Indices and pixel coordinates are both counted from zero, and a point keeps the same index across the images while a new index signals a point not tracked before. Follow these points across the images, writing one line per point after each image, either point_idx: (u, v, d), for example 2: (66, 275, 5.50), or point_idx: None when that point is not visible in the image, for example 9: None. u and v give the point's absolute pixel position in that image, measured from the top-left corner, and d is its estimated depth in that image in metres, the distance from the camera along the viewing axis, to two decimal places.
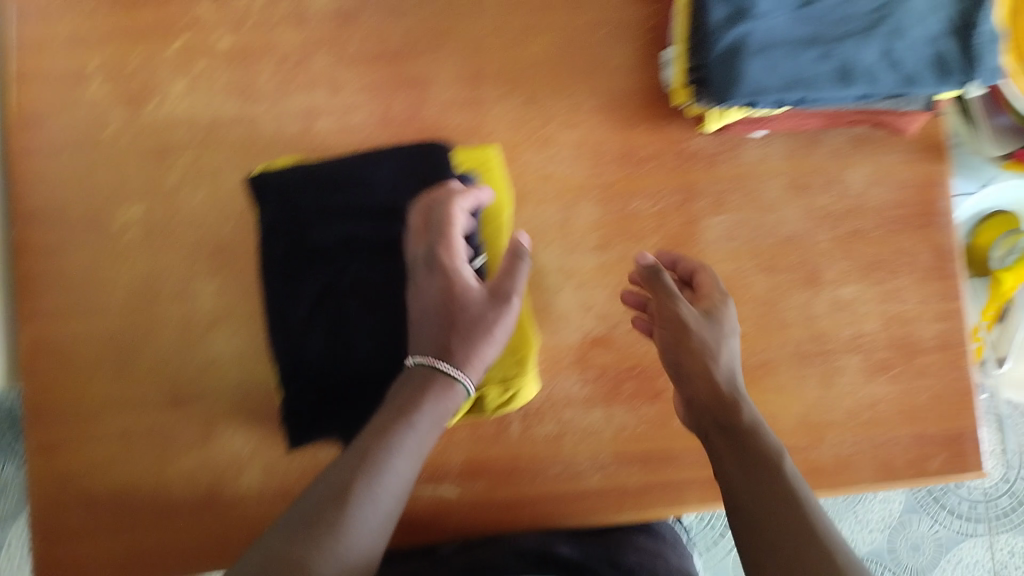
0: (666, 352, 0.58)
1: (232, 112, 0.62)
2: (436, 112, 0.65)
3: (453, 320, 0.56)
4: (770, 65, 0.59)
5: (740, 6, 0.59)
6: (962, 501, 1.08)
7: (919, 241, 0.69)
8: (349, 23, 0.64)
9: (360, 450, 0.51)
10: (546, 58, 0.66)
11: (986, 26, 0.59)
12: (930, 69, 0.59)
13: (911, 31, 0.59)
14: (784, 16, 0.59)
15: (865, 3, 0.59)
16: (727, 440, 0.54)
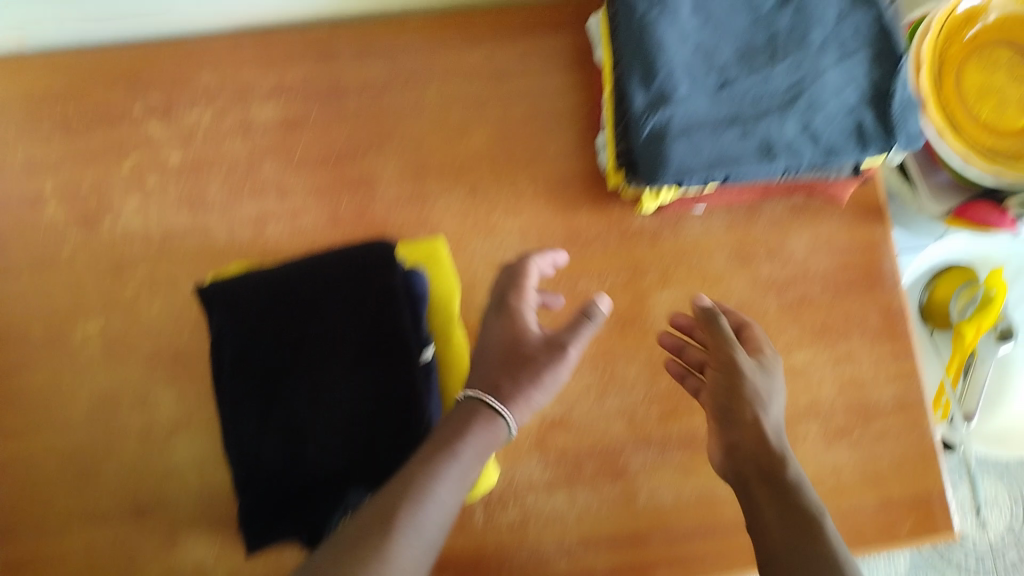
0: (715, 391, 0.56)
1: (183, 223, 0.64)
2: (383, 209, 0.67)
3: (511, 360, 0.55)
4: (694, 146, 0.61)
5: (661, 93, 0.61)
6: (968, 555, 1.05)
7: (866, 302, 0.71)
8: (294, 130, 0.67)
9: (409, 474, 0.48)
10: (488, 151, 0.69)
11: (899, 96, 0.61)
12: (850, 139, 0.61)
13: (828, 104, 0.61)
14: (704, 99, 0.62)
15: (781, 81, 0.62)
16: (769, 485, 0.50)
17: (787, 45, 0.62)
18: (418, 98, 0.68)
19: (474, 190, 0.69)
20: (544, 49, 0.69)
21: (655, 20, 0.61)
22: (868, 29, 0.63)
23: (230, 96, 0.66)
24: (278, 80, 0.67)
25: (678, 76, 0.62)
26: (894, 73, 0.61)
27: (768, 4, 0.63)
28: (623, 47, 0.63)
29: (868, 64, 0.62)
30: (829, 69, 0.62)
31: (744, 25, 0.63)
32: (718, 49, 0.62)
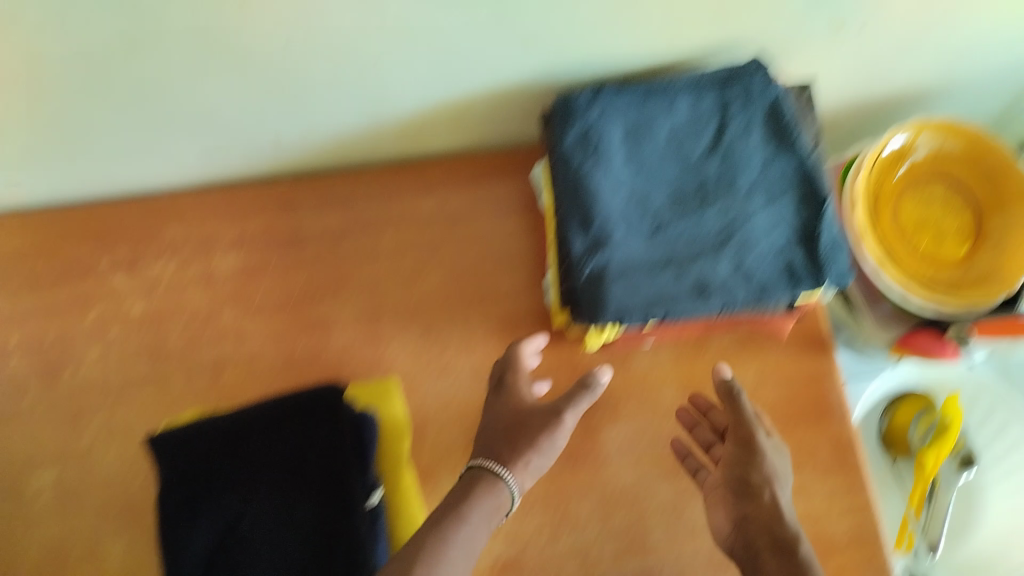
0: (733, 467, 0.63)
1: (143, 371, 0.67)
2: (338, 352, 0.69)
3: (515, 427, 0.59)
4: (632, 289, 0.62)
5: (598, 239, 0.63)
6: None
7: (815, 434, 0.73)
8: (253, 278, 0.69)
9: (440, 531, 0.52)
10: (442, 293, 0.71)
11: (828, 236, 0.63)
12: (782, 279, 0.63)
13: (759, 245, 0.63)
14: (641, 242, 0.64)
15: (713, 224, 0.64)
16: (778, 558, 0.56)
17: (717, 190, 0.65)
18: (372, 244, 0.71)
19: (428, 328, 0.70)
20: (495, 193, 0.73)
21: (589, 171, 0.64)
22: (794, 173, 0.65)
23: (193, 248, 0.69)
24: (239, 232, 0.70)
25: (614, 222, 0.64)
26: (820, 214, 0.63)
27: (698, 151, 0.65)
28: (561, 196, 0.65)
29: (796, 205, 0.64)
30: (757, 212, 0.64)
31: (675, 172, 0.65)
32: (651, 196, 0.65)
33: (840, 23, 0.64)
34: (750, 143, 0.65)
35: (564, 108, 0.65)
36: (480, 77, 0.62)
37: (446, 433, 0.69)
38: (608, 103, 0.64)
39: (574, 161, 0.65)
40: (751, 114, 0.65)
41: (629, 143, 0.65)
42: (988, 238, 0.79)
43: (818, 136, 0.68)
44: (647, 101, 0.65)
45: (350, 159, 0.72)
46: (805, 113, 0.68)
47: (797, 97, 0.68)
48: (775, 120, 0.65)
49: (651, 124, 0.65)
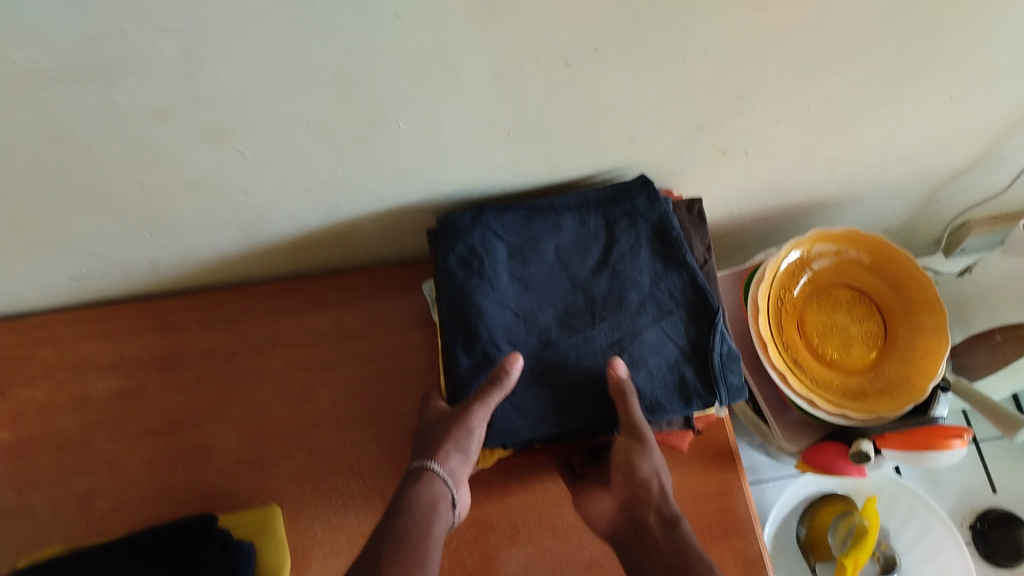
0: (619, 454, 0.60)
1: (8, 504, 0.64)
2: (217, 478, 0.66)
3: (434, 431, 0.60)
4: (518, 409, 0.60)
5: (483, 357, 0.61)
6: None
7: (723, 552, 0.71)
8: (131, 402, 0.67)
9: (397, 519, 0.53)
10: (331, 411, 0.69)
11: (718, 350, 0.62)
12: (672, 396, 0.61)
13: (648, 361, 0.62)
14: (528, 359, 0.62)
15: (602, 341, 0.62)
16: (663, 534, 0.56)
17: (606, 307, 0.63)
18: (259, 364, 0.70)
19: (315, 450, 0.68)
20: (388, 309, 0.72)
21: (474, 289, 0.62)
22: (683, 288, 0.64)
23: (68, 372, 0.67)
24: (118, 353, 0.68)
25: (501, 340, 0.62)
26: (711, 328, 0.62)
27: (585, 269, 0.65)
28: (446, 314, 0.64)
29: (686, 319, 0.63)
30: (647, 327, 0.63)
31: (563, 289, 0.64)
32: (538, 313, 0.63)
33: (721, 149, 0.64)
34: (638, 259, 0.65)
35: (447, 229, 0.64)
36: (362, 207, 0.62)
37: (332, 560, 0.64)
38: (491, 223, 0.64)
39: (458, 280, 0.63)
40: (636, 232, 0.65)
41: (515, 262, 0.64)
42: (893, 346, 0.80)
43: (706, 251, 0.68)
44: (530, 221, 0.65)
45: (240, 277, 0.71)
46: (693, 232, 0.68)
47: (685, 215, 0.69)
48: (662, 237, 0.65)
49: (536, 243, 0.65)
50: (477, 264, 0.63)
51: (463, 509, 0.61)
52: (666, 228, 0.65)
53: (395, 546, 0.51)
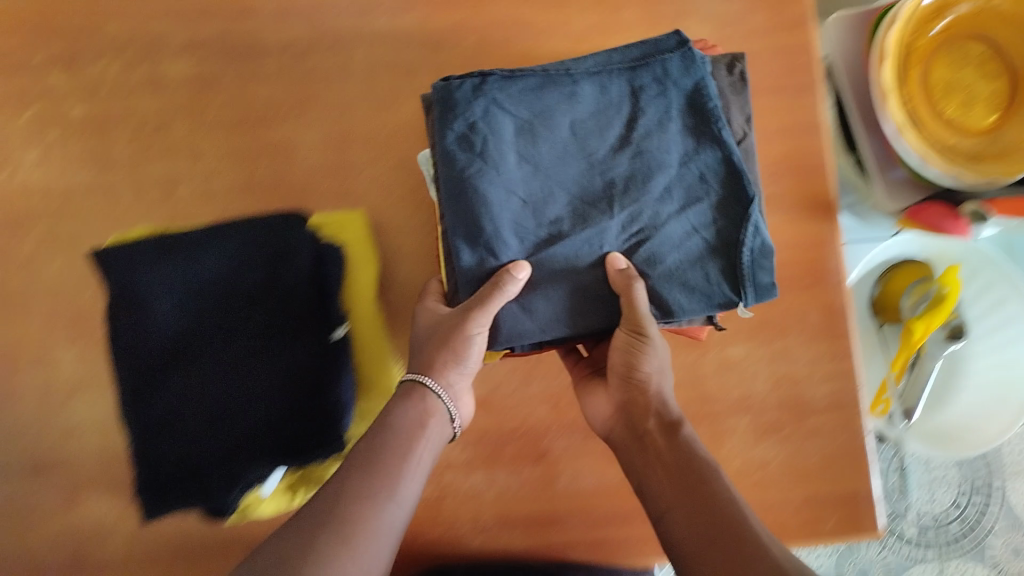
0: (618, 353, 0.56)
1: (86, 181, 0.61)
2: (302, 178, 0.63)
3: (430, 339, 0.57)
4: (527, 309, 0.52)
5: (485, 258, 0.52)
6: (911, 526, 1.06)
7: (807, 301, 0.68)
8: (209, 90, 0.63)
9: (375, 443, 0.53)
10: (417, 119, 0.64)
11: (752, 245, 0.53)
12: (693, 298, 0.53)
13: (668, 258, 0.53)
14: (535, 255, 0.53)
15: (619, 234, 0.53)
16: (664, 442, 0.55)
17: (627, 191, 0.53)
18: (343, 65, 0.64)
19: (402, 159, 0.64)
20: (482, 16, 0.65)
21: (475, 174, 0.52)
22: (717, 168, 0.53)
23: (139, 51, 0.62)
24: (192, 36, 0.63)
25: (505, 235, 0.52)
26: (744, 218, 0.53)
27: (604, 147, 0.54)
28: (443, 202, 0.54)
29: (717, 208, 0.53)
30: (671, 218, 0.53)
31: (579, 170, 0.53)
32: (549, 201, 0.53)
33: None
34: (666, 135, 0.53)
35: (442, 102, 0.54)
36: None
37: (418, 270, 0.64)
38: (495, 94, 0.52)
39: (458, 161, 0.53)
40: (667, 100, 0.54)
41: (522, 140, 0.53)
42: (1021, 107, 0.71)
43: (746, 122, 0.58)
44: (541, 91, 0.54)
45: None
46: (732, 97, 0.58)
47: (726, 76, 0.58)
48: (696, 109, 0.54)
49: (549, 117, 0.54)
50: (478, 142, 0.52)
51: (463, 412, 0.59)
52: (702, 98, 0.54)
53: (364, 464, 0.51)
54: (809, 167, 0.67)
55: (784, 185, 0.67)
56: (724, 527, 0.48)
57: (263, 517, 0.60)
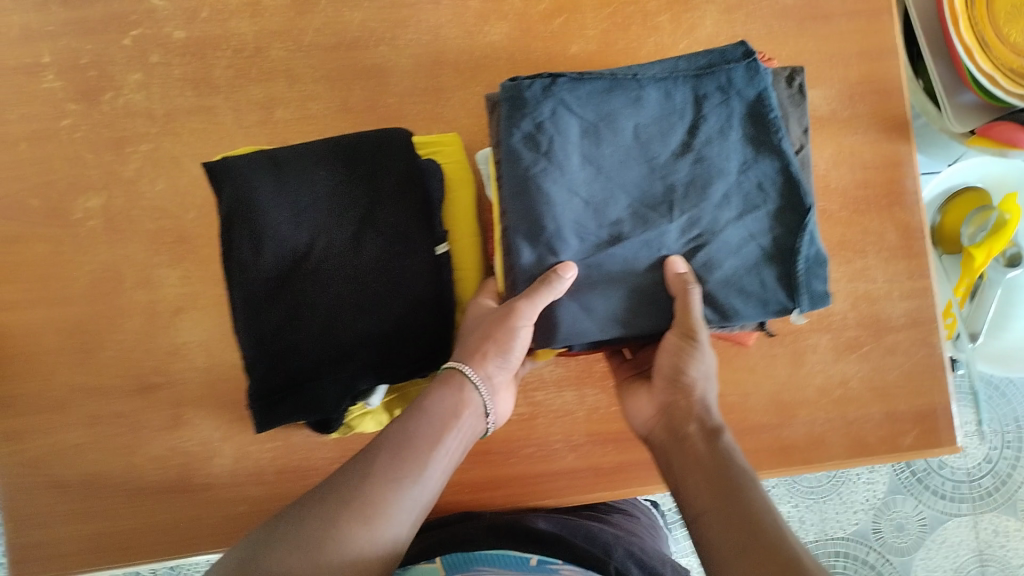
0: (666, 355, 0.57)
1: (188, 104, 0.61)
2: (395, 101, 0.64)
3: (474, 329, 0.57)
4: (585, 308, 0.55)
5: (547, 254, 0.55)
6: (946, 481, 1.08)
7: (885, 220, 0.69)
8: (304, 15, 0.64)
9: (405, 428, 0.53)
10: (505, 45, 0.66)
11: (807, 253, 0.56)
12: (749, 303, 0.56)
13: (724, 263, 0.56)
14: (595, 254, 0.56)
15: (677, 237, 0.56)
16: (701, 445, 0.54)
17: (686, 196, 0.56)
18: None
19: (490, 84, 0.65)
20: None
21: (540, 173, 0.55)
22: (775, 177, 0.56)
23: None
24: None
25: (568, 234, 0.55)
26: (800, 228, 0.56)
27: (666, 151, 0.56)
28: (507, 200, 0.56)
29: (773, 215, 0.56)
30: (728, 224, 0.56)
31: (640, 173, 0.56)
32: (611, 202, 0.56)
33: None
34: (727, 143, 0.56)
35: (511, 100, 0.55)
36: None
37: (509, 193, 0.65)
38: (565, 97, 0.54)
39: (523, 160, 0.55)
40: (729, 109, 0.56)
41: (587, 141, 0.56)
42: None
43: (803, 134, 0.59)
44: (609, 95, 0.56)
45: None
46: (791, 109, 0.59)
47: (784, 89, 0.59)
48: (757, 118, 0.56)
49: (613, 120, 0.56)
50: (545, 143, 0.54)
51: (501, 409, 0.59)
52: (763, 108, 0.56)
53: (390, 449, 0.52)
54: (883, 89, 0.69)
55: (861, 107, 0.69)
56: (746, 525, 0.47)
57: (369, 431, 0.61)
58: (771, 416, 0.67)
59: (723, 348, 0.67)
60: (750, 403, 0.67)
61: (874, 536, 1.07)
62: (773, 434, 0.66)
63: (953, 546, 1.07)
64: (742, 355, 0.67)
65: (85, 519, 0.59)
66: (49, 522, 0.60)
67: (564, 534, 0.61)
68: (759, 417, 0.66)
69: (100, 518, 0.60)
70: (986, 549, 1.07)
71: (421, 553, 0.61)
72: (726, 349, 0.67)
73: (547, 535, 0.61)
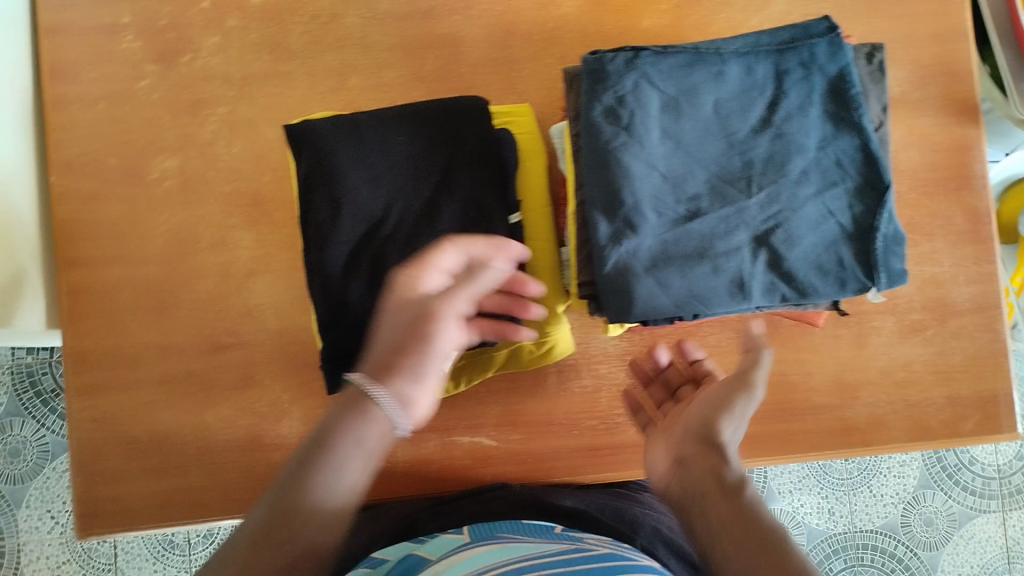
0: (700, 408, 0.49)
1: (264, 69, 0.62)
2: (467, 71, 0.64)
3: (388, 340, 0.49)
4: (663, 283, 0.55)
5: (626, 228, 0.54)
6: (976, 477, 1.08)
7: (952, 204, 0.68)
8: None
9: (299, 468, 0.43)
10: (578, 17, 0.65)
11: (884, 231, 0.56)
12: (828, 280, 0.56)
13: (803, 240, 0.55)
14: (672, 229, 0.55)
15: (756, 214, 0.55)
16: (729, 513, 0.41)
17: (765, 172, 0.55)
18: None
19: (562, 56, 0.65)
20: None
21: (620, 147, 0.54)
22: (854, 155, 0.56)
23: None
24: None
25: (646, 208, 0.55)
26: (879, 206, 0.56)
27: (746, 127, 0.56)
28: (584, 173, 0.56)
29: (852, 193, 0.56)
30: (807, 201, 0.55)
31: (719, 149, 0.55)
32: (689, 177, 0.55)
33: None
34: (807, 119, 0.56)
35: (592, 73, 0.55)
36: None
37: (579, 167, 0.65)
38: (647, 70, 0.54)
39: (603, 133, 0.55)
40: (810, 85, 0.56)
41: (668, 115, 0.55)
42: None
43: (882, 112, 0.59)
44: (690, 69, 0.56)
45: None
46: (870, 86, 0.58)
47: (864, 66, 0.58)
48: (838, 94, 0.56)
49: (694, 95, 0.55)
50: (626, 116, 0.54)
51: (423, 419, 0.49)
52: (844, 85, 0.56)
53: (278, 507, 0.41)
54: (953, 73, 0.69)
55: (931, 90, 0.69)
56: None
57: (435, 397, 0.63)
58: (833, 397, 0.67)
59: (788, 326, 0.67)
60: (813, 383, 0.67)
61: (904, 530, 1.06)
62: (835, 415, 0.66)
63: (980, 542, 1.07)
64: (805, 335, 0.67)
65: (153, 477, 0.60)
66: (118, 477, 0.60)
67: (590, 509, 0.61)
68: (822, 398, 0.67)
69: (167, 476, 0.60)
70: (1014, 546, 1.07)
71: (438, 523, 0.60)
72: (790, 328, 0.67)
73: (572, 510, 0.60)
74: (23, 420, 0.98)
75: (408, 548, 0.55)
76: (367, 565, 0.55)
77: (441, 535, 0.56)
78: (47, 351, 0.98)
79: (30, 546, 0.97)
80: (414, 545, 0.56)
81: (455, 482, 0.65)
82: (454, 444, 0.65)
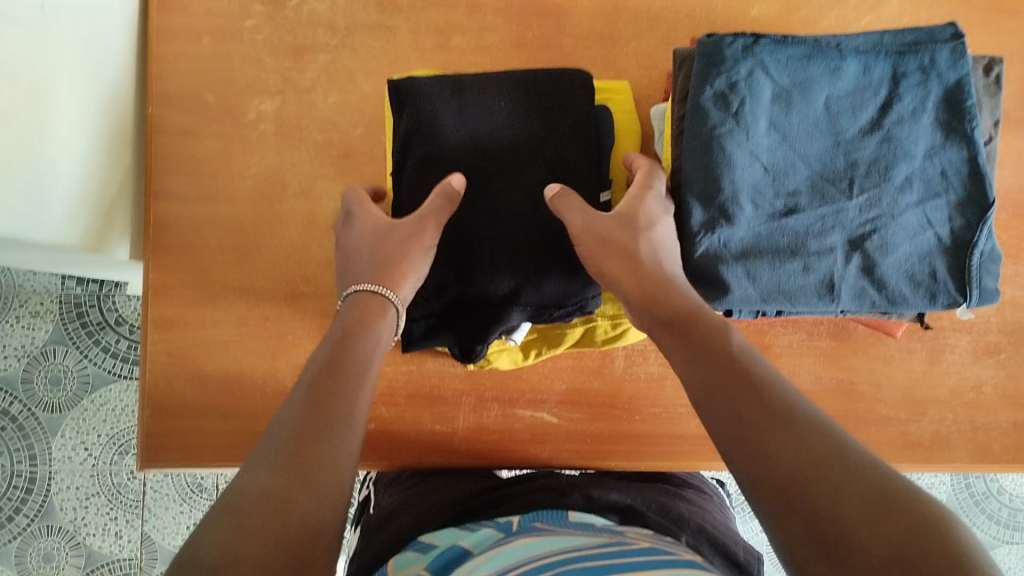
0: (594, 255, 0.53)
1: (369, 22, 0.62)
2: (570, 43, 0.64)
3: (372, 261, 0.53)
4: (752, 275, 0.54)
5: (721, 217, 0.53)
6: (1002, 508, 1.07)
7: None
8: None
9: (322, 394, 0.42)
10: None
11: (981, 248, 0.55)
12: (919, 292, 0.55)
13: (898, 247, 0.55)
14: (765, 223, 0.54)
15: (853, 217, 0.54)
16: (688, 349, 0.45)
17: (869, 176, 0.54)
18: None
19: (665, 38, 0.64)
20: None
21: (726, 133, 0.53)
22: (960, 167, 0.55)
23: None
24: None
25: (744, 198, 0.53)
26: (980, 223, 0.55)
27: (855, 127, 0.54)
28: (682, 157, 0.55)
29: (954, 205, 0.55)
30: (908, 209, 0.55)
31: (825, 147, 0.54)
32: (791, 172, 0.54)
33: None
34: (918, 125, 0.55)
35: (707, 56, 0.54)
36: None
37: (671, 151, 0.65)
38: (766, 58, 0.53)
39: (710, 119, 0.54)
40: (926, 91, 0.55)
41: (777, 107, 0.54)
42: None
43: (992, 126, 0.58)
44: (808, 62, 0.54)
45: None
46: (984, 99, 0.57)
47: (981, 78, 0.57)
48: (953, 104, 0.55)
49: (807, 89, 0.54)
50: (737, 103, 0.53)
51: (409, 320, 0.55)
52: (961, 94, 0.55)
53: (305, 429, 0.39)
54: None
55: None
56: (771, 417, 0.38)
57: (502, 367, 0.63)
58: (900, 410, 0.66)
59: (862, 334, 0.66)
60: (882, 394, 0.66)
61: None
62: (899, 429, 0.66)
63: None
64: (878, 345, 0.66)
65: (219, 417, 0.59)
66: (182, 413, 0.60)
67: (635, 503, 0.57)
68: (888, 410, 0.66)
69: (234, 418, 0.60)
70: None
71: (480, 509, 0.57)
72: (864, 337, 0.66)
73: (618, 504, 0.56)
74: (66, 350, 0.96)
75: (455, 537, 0.51)
76: (413, 551, 0.51)
77: (486, 525, 0.52)
78: (95, 283, 0.97)
79: (61, 474, 0.95)
80: (460, 533, 0.51)
81: (513, 454, 0.65)
82: (515, 416, 0.65)
